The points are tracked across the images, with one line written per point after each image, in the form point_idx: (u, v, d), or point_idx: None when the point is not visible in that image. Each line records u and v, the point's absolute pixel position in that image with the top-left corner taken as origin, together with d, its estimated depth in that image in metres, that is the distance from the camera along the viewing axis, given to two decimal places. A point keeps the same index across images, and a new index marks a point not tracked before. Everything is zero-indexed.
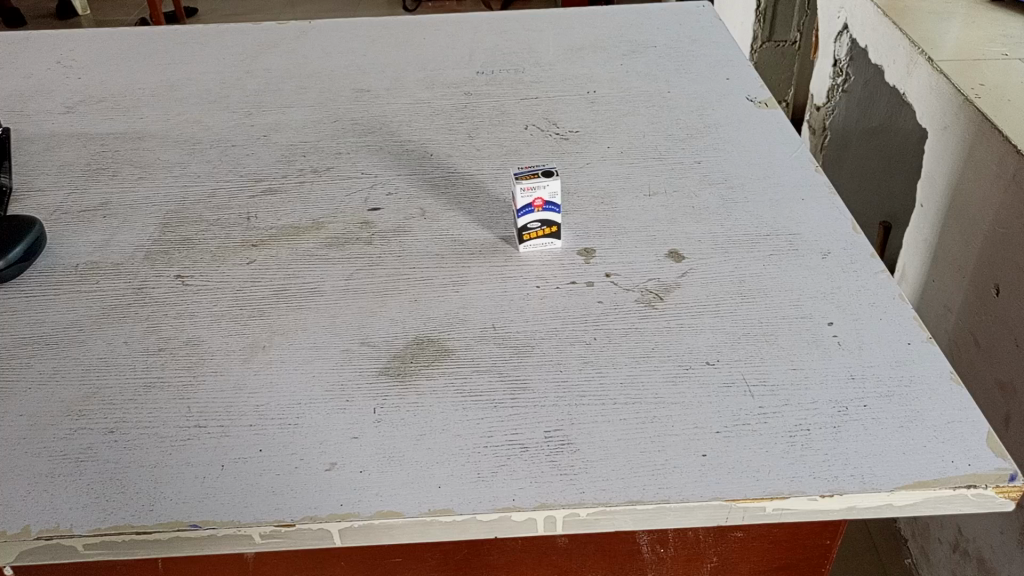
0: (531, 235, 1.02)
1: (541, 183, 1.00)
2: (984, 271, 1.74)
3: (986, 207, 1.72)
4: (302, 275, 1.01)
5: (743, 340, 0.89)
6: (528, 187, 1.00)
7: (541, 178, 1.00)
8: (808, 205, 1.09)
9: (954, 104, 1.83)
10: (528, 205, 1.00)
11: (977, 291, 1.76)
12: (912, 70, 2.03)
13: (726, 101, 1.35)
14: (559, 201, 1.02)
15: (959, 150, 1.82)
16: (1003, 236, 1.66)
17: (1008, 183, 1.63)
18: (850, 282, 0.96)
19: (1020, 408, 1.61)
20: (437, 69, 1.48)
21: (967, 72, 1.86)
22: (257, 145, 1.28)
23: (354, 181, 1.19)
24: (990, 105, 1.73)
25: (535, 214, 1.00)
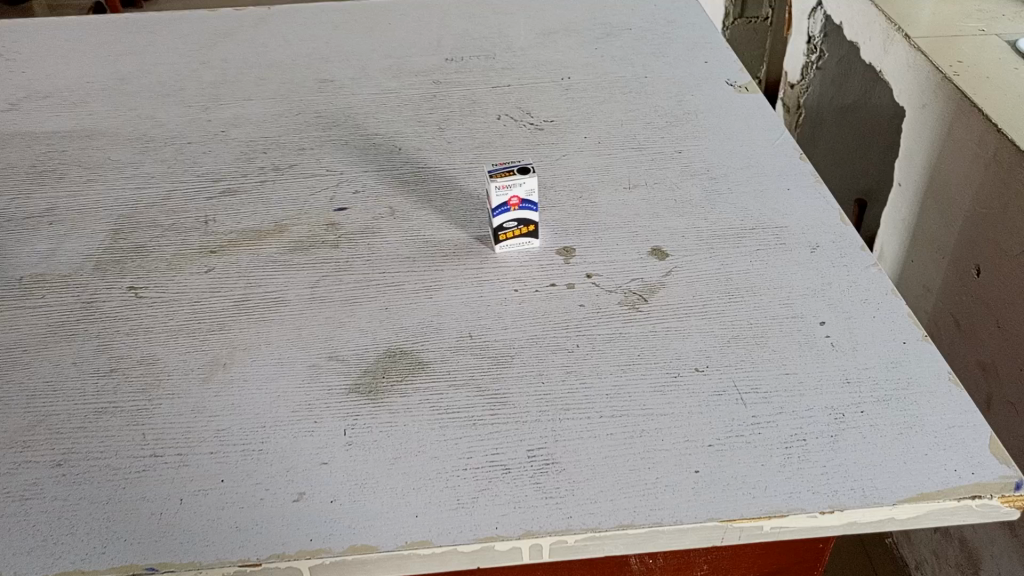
0: (506, 234, 0.97)
1: (517, 181, 0.93)
2: (964, 251, 1.71)
3: (966, 187, 1.69)
4: (264, 284, 0.95)
5: (733, 343, 0.84)
6: (503, 186, 0.93)
7: (517, 176, 0.93)
8: (793, 196, 1.05)
9: (932, 83, 1.79)
10: (503, 204, 0.94)
11: (958, 272, 1.74)
12: (888, 47, 1.99)
13: (705, 86, 1.30)
14: (536, 198, 0.96)
15: (937, 129, 1.79)
16: (984, 216, 1.63)
17: (989, 163, 1.60)
18: (840, 278, 0.92)
19: (1003, 390, 1.59)
20: (404, 56, 1.41)
21: (945, 50, 1.83)
22: (215, 141, 1.21)
23: (318, 179, 1.12)
24: (971, 83, 1.70)
25: (511, 213, 0.95)
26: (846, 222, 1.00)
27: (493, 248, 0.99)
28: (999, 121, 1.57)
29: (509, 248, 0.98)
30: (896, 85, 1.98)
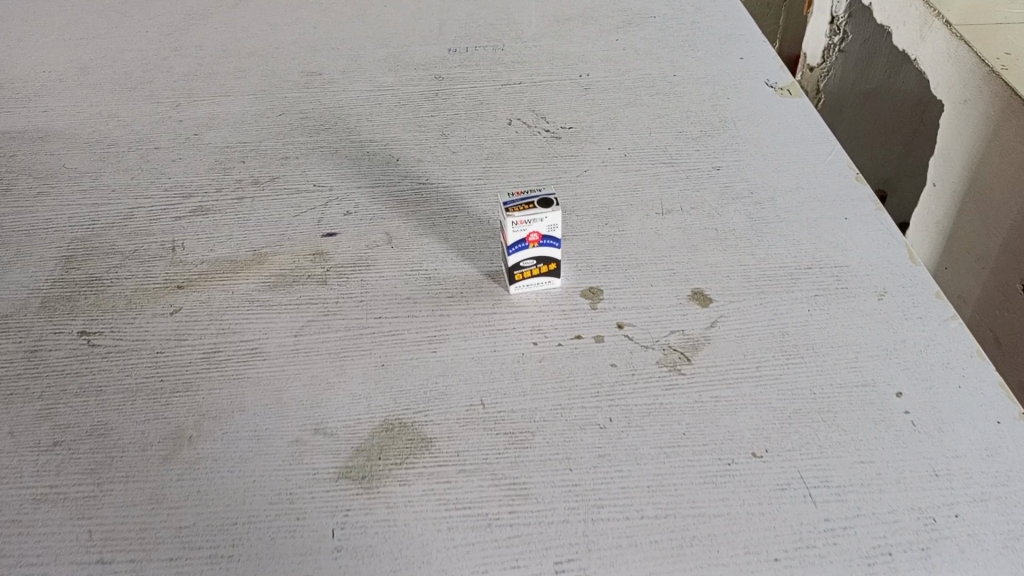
0: (524, 273, 0.83)
1: (537, 218, 0.78)
2: (1008, 263, 1.58)
3: (1013, 194, 1.55)
4: (239, 330, 0.81)
5: (795, 420, 0.71)
6: (522, 224, 0.77)
7: (537, 212, 0.77)
8: (852, 228, 0.91)
9: (976, 75, 1.63)
10: (521, 243, 0.79)
11: (999, 284, 1.61)
12: (926, 35, 1.82)
13: (742, 87, 1.15)
14: (559, 232, 0.80)
15: (982, 127, 1.64)
16: None
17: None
18: (915, 334, 0.79)
19: None
20: (401, 46, 1.26)
21: (992, 37, 1.66)
22: (187, 147, 1.06)
23: (304, 196, 0.98)
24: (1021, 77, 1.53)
25: (529, 251, 0.80)
26: (915, 261, 0.87)
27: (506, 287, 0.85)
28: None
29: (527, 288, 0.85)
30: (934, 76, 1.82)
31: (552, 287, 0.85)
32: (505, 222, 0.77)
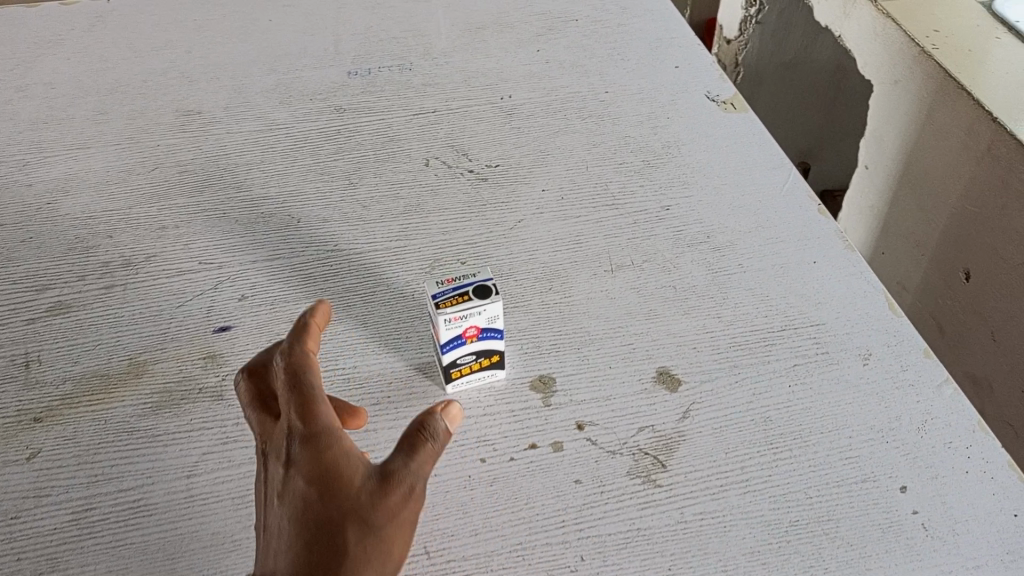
0: (464, 371, 0.70)
1: (474, 310, 0.65)
2: (949, 250, 1.39)
3: (950, 178, 1.34)
4: (116, 474, 0.66)
5: (793, 536, 0.61)
6: (457, 319, 0.65)
7: (473, 304, 0.65)
8: (823, 275, 0.82)
9: (902, 51, 1.38)
10: (457, 340, 0.66)
11: (935, 274, 1.44)
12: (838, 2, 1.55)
13: (682, 104, 1.04)
14: (501, 321, 0.68)
15: (912, 106, 1.40)
16: (973, 215, 1.30)
17: (982, 157, 1.24)
18: (910, 407, 0.70)
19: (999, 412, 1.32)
20: (292, 70, 1.08)
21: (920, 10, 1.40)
22: (38, 221, 0.87)
23: (188, 278, 0.82)
24: (955, 59, 1.30)
25: (467, 346, 0.68)
26: (898, 311, 0.78)
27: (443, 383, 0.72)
28: (996, 110, 1.20)
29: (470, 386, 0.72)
30: (857, 50, 1.52)
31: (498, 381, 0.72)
32: (436, 318, 0.64)
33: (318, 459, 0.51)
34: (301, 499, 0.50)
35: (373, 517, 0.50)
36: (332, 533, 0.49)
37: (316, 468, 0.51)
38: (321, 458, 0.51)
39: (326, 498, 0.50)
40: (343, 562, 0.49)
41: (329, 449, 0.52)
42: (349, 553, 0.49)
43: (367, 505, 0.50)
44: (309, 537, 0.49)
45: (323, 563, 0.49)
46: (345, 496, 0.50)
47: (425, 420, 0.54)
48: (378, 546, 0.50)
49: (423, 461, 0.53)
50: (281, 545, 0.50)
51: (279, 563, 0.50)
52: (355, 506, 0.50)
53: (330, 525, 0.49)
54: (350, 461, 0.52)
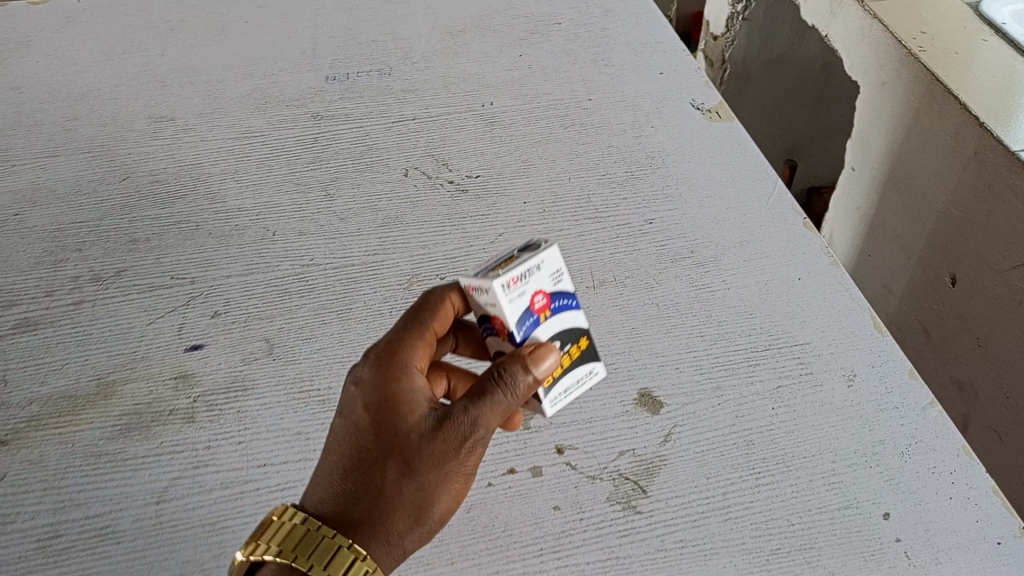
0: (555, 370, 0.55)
1: (531, 268, 0.52)
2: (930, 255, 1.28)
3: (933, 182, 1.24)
4: (82, 500, 0.64)
5: (774, 564, 0.61)
6: (518, 283, 0.50)
7: (528, 261, 0.51)
8: (809, 292, 0.80)
9: (887, 53, 1.28)
10: (532, 315, 0.52)
11: (918, 278, 1.31)
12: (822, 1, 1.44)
13: (665, 112, 1.02)
14: (564, 278, 0.54)
15: (895, 111, 1.29)
16: (956, 220, 1.20)
17: (967, 161, 1.14)
18: (894, 431, 0.69)
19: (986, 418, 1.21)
20: (269, 74, 1.06)
21: (905, 11, 1.30)
22: (6, 233, 0.85)
23: (160, 294, 0.80)
24: (942, 62, 1.20)
25: (543, 327, 0.53)
26: (883, 331, 0.77)
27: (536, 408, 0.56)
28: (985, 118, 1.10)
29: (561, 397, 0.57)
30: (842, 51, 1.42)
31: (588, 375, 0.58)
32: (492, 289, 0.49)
33: (384, 391, 0.51)
34: (358, 425, 0.51)
35: (419, 461, 0.49)
36: (373, 463, 0.49)
37: (380, 395, 0.51)
38: (388, 391, 0.51)
39: (380, 428, 0.50)
40: (375, 492, 0.49)
41: (401, 387, 0.51)
42: (379, 494, 0.49)
43: (413, 445, 0.49)
44: (351, 460, 0.50)
45: (355, 488, 0.49)
46: (397, 429, 0.49)
47: (505, 372, 0.49)
48: (418, 495, 0.49)
49: (491, 414, 0.49)
50: (329, 466, 0.51)
51: (322, 480, 0.51)
52: (401, 443, 0.49)
53: (373, 455, 0.49)
54: (416, 398, 0.51)
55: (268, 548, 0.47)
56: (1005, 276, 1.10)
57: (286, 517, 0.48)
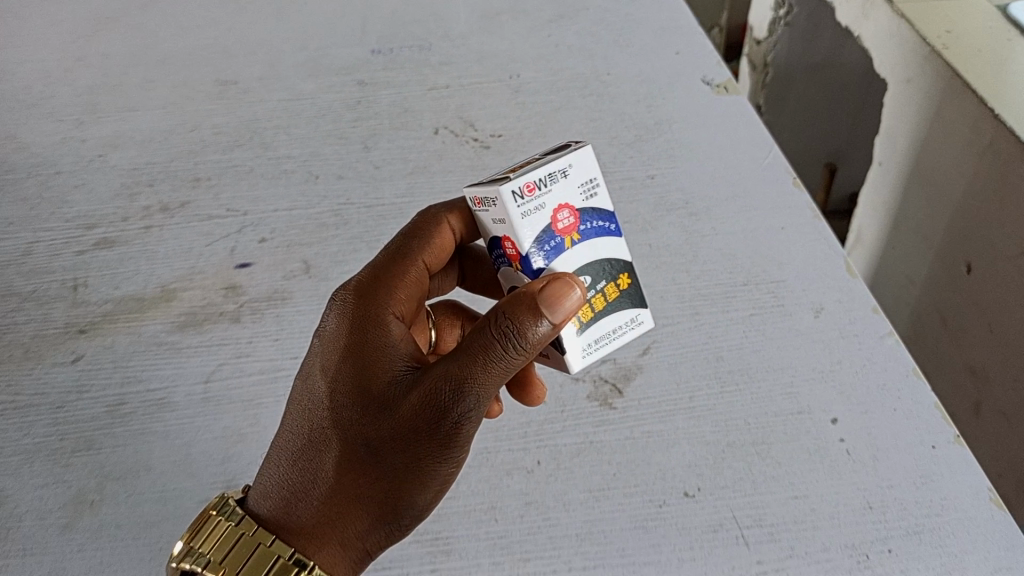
0: (584, 312, 0.57)
1: (549, 174, 0.55)
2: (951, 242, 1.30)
3: (954, 172, 1.26)
4: (145, 378, 0.77)
5: (728, 453, 0.69)
6: (531, 191, 0.53)
7: (544, 166, 0.54)
8: (791, 237, 0.88)
9: (913, 51, 1.30)
10: (549, 228, 0.55)
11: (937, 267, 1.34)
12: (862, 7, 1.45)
13: (677, 85, 1.11)
14: (594, 195, 0.57)
15: (922, 107, 1.31)
16: (974, 209, 1.22)
17: (985, 152, 1.17)
18: (853, 354, 0.76)
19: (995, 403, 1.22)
20: (322, 47, 1.19)
21: (935, 9, 1.31)
22: (90, 170, 0.99)
23: (217, 221, 0.92)
24: (963, 60, 1.21)
25: (565, 240, 0.56)
26: (855, 273, 0.84)
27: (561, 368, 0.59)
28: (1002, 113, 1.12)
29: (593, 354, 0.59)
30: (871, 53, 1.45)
31: (626, 323, 0.60)
32: (500, 195, 0.53)
33: (358, 355, 0.53)
34: (328, 390, 0.53)
35: (379, 431, 0.50)
36: (335, 428, 0.51)
37: (353, 360, 0.53)
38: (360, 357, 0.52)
39: (348, 393, 0.52)
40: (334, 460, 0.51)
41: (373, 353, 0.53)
42: (338, 459, 0.51)
43: (376, 414, 0.50)
44: (316, 424, 0.52)
45: (317, 451, 0.52)
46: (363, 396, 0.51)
47: (478, 348, 0.48)
48: (380, 478, 0.50)
49: (459, 392, 0.48)
50: (298, 426, 0.53)
51: (290, 439, 0.53)
52: (364, 410, 0.51)
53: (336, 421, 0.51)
54: (387, 366, 0.52)
55: (199, 551, 0.51)
56: (1014, 263, 1.12)
57: (223, 518, 0.52)
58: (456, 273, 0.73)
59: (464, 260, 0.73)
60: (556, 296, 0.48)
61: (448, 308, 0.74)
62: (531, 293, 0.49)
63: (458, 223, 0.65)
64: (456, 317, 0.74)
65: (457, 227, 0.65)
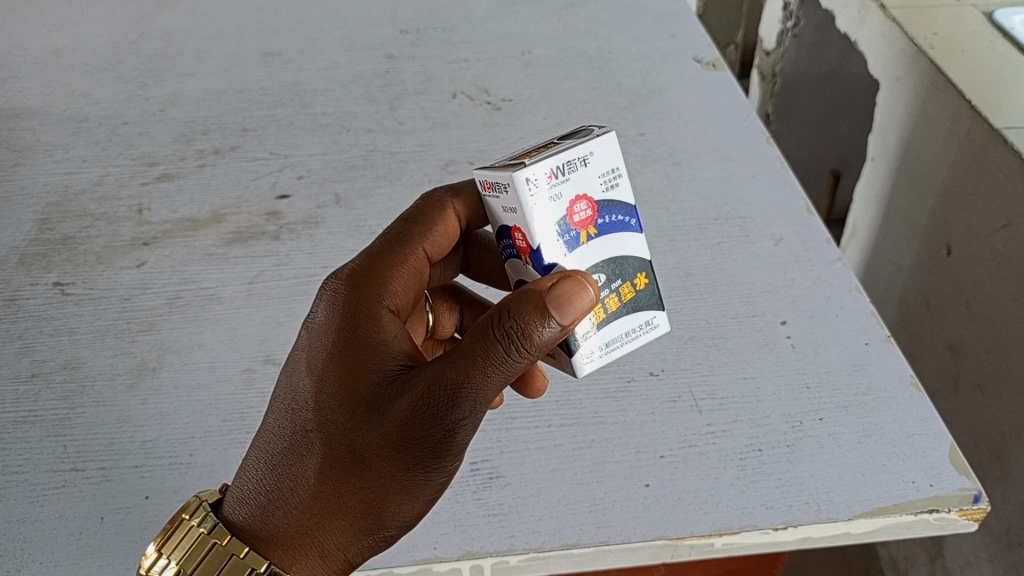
0: (596, 313, 0.62)
1: (566, 163, 0.59)
2: (932, 226, 1.30)
3: (936, 161, 1.27)
4: (198, 279, 0.91)
5: (689, 345, 0.81)
6: (547, 180, 0.58)
7: (562, 154, 0.58)
8: (759, 183, 1.01)
9: (901, 53, 1.33)
10: (567, 221, 0.59)
11: (922, 252, 1.35)
12: (862, 17, 1.48)
13: (671, 63, 1.24)
14: (611, 191, 0.61)
15: (911, 107, 1.34)
16: (954, 194, 1.23)
17: (962, 141, 1.19)
18: (804, 273, 0.88)
19: (971, 377, 1.20)
20: (356, 27, 1.34)
21: (926, 13, 1.35)
22: (153, 121, 1.14)
23: (261, 163, 1.07)
24: (948, 58, 1.24)
25: (582, 238, 0.61)
26: (813, 212, 0.96)
27: (569, 370, 0.64)
28: (977, 104, 1.14)
29: (605, 357, 0.64)
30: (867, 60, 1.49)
31: (641, 326, 0.65)
32: (514, 181, 0.57)
33: (350, 356, 0.58)
34: (317, 388, 0.57)
35: (366, 432, 0.55)
36: (323, 428, 0.56)
37: (345, 361, 0.58)
38: (353, 356, 0.58)
39: (338, 394, 0.57)
40: (320, 463, 0.55)
41: (365, 352, 0.58)
42: (324, 459, 0.55)
43: (364, 416, 0.55)
44: (305, 422, 0.57)
45: (304, 449, 0.56)
46: (353, 396, 0.56)
47: (473, 356, 0.53)
48: (371, 483, 0.55)
49: (448, 396, 0.53)
50: (288, 423, 0.58)
51: (277, 435, 0.58)
52: (355, 410, 0.56)
53: (325, 421, 0.56)
54: (376, 366, 0.57)
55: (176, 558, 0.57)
56: (989, 240, 1.14)
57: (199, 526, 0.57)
58: (458, 261, 0.80)
59: (467, 248, 0.80)
60: (567, 295, 0.53)
61: (447, 294, 0.82)
62: (540, 292, 0.54)
63: (462, 209, 0.72)
64: (454, 303, 0.82)
65: (461, 211, 0.72)
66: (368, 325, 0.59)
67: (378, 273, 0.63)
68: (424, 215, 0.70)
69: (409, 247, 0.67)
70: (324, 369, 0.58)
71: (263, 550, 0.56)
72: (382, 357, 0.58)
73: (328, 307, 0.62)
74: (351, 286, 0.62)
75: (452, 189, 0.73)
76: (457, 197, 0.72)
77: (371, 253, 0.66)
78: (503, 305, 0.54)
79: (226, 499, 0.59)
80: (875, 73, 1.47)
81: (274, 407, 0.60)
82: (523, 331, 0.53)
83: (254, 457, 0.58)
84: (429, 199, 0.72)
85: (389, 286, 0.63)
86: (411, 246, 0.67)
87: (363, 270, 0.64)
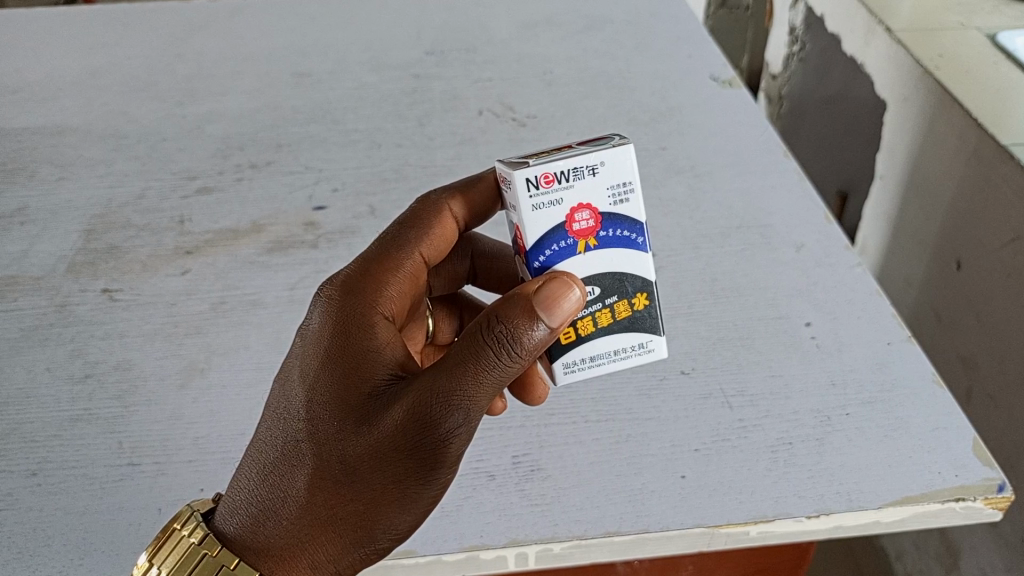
0: (584, 325, 0.65)
1: (573, 169, 0.62)
2: (942, 241, 1.33)
3: (944, 177, 1.30)
4: (242, 286, 0.94)
5: (719, 345, 0.84)
6: (548, 184, 0.61)
7: (570, 160, 0.61)
8: (779, 193, 1.04)
9: (908, 73, 1.37)
10: (564, 226, 0.63)
11: (932, 268, 1.38)
12: (867, 40, 1.52)
13: (689, 81, 1.29)
14: (618, 205, 0.63)
15: (918, 125, 1.37)
16: (963, 210, 1.26)
17: (969, 157, 1.22)
18: (826, 277, 0.92)
19: (984, 388, 1.22)
20: (383, 49, 1.38)
21: (930, 37, 1.39)
22: (191, 138, 1.18)
23: (297, 176, 1.11)
24: (952, 79, 1.28)
25: (581, 246, 0.64)
26: (831, 220, 1.00)
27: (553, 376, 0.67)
28: (983, 122, 1.18)
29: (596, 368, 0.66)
30: (871, 81, 1.54)
31: (633, 346, 0.66)
32: (514, 178, 0.61)
33: (344, 364, 0.60)
34: (309, 399, 0.59)
35: (356, 443, 0.57)
36: (315, 440, 0.58)
37: (338, 370, 0.60)
38: (345, 365, 0.59)
39: (330, 405, 0.59)
40: (311, 473, 0.58)
41: (357, 360, 0.60)
42: (315, 471, 0.58)
43: (355, 427, 0.57)
44: (296, 434, 0.59)
45: (294, 460, 0.59)
46: (345, 406, 0.58)
47: (465, 366, 0.56)
48: (362, 494, 0.58)
49: (439, 405, 0.55)
50: (279, 433, 0.60)
51: (268, 446, 0.60)
52: (346, 421, 0.58)
53: (316, 432, 0.58)
54: (369, 375, 0.59)
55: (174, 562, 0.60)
56: (998, 253, 1.17)
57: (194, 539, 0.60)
58: (467, 270, 0.84)
59: (475, 257, 0.83)
60: (554, 296, 0.56)
61: (445, 302, 0.86)
62: (531, 299, 0.56)
63: (461, 208, 0.74)
64: (452, 311, 0.86)
65: (459, 212, 0.74)
66: (361, 334, 0.61)
67: (372, 282, 0.65)
68: (423, 219, 0.72)
69: (405, 251, 0.69)
70: (317, 378, 0.60)
71: (254, 561, 0.59)
72: (375, 366, 0.59)
73: (323, 315, 0.64)
74: (345, 293, 0.64)
75: (454, 189, 0.75)
76: (456, 199, 0.74)
77: (368, 258, 0.68)
78: (495, 314, 0.57)
79: (217, 511, 0.62)
80: (881, 92, 1.51)
81: (267, 416, 0.62)
82: (514, 338, 0.56)
83: (249, 464, 0.61)
84: (428, 200, 0.74)
85: (384, 292, 0.65)
86: (407, 250, 0.69)
87: (358, 275, 0.66)
